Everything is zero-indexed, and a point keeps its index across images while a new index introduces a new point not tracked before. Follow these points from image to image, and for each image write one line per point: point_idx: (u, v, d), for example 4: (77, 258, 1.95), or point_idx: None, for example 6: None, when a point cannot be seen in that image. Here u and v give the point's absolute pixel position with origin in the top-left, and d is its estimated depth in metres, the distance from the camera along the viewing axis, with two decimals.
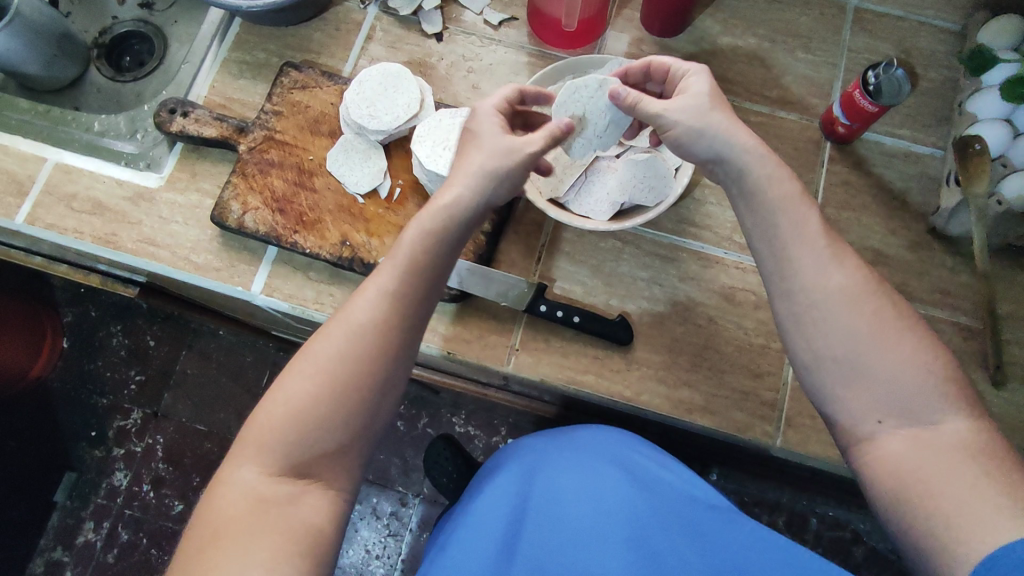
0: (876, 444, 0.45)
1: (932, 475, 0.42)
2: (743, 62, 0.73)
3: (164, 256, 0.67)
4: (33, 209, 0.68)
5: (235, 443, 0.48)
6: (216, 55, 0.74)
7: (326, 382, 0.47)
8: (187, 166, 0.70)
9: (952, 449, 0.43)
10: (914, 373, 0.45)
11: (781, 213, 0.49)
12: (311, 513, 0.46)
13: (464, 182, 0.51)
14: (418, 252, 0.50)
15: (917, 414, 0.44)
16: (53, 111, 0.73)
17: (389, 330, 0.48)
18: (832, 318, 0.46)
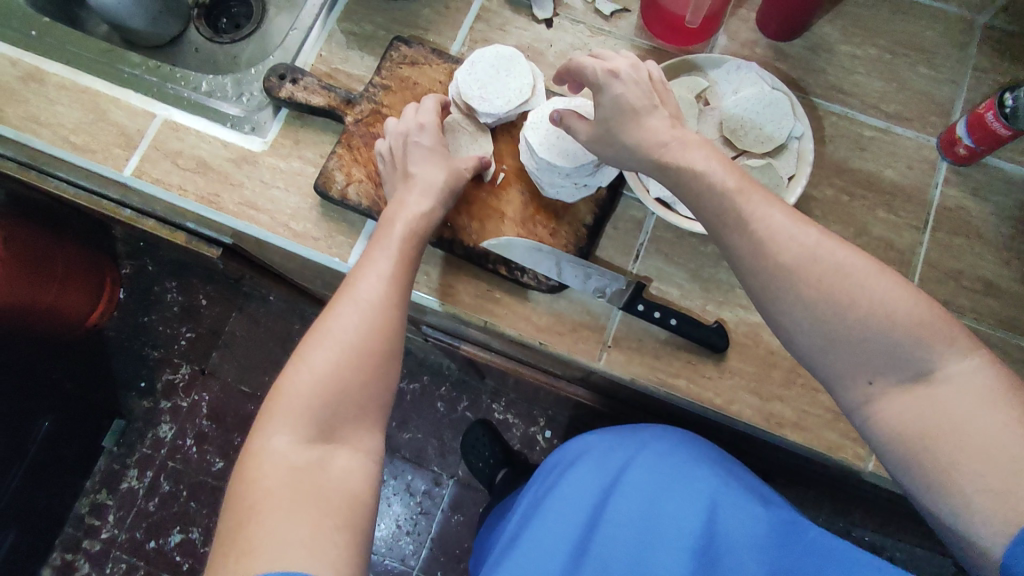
0: (876, 405, 0.45)
1: (941, 427, 0.42)
2: (860, 72, 0.71)
3: (263, 220, 0.67)
4: (140, 162, 0.69)
5: (260, 417, 0.51)
6: (324, 24, 0.74)
7: (344, 352, 0.52)
8: (290, 133, 0.70)
9: (959, 393, 0.43)
10: (892, 321, 0.44)
11: (718, 194, 0.50)
12: (344, 474, 0.49)
13: (424, 196, 0.60)
14: (408, 245, 0.58)
15: (903, 364, 0.44)
16: (164, 68, 0.74)
17: (396, 304, 0.55)
18: (790, 292, 0.46)
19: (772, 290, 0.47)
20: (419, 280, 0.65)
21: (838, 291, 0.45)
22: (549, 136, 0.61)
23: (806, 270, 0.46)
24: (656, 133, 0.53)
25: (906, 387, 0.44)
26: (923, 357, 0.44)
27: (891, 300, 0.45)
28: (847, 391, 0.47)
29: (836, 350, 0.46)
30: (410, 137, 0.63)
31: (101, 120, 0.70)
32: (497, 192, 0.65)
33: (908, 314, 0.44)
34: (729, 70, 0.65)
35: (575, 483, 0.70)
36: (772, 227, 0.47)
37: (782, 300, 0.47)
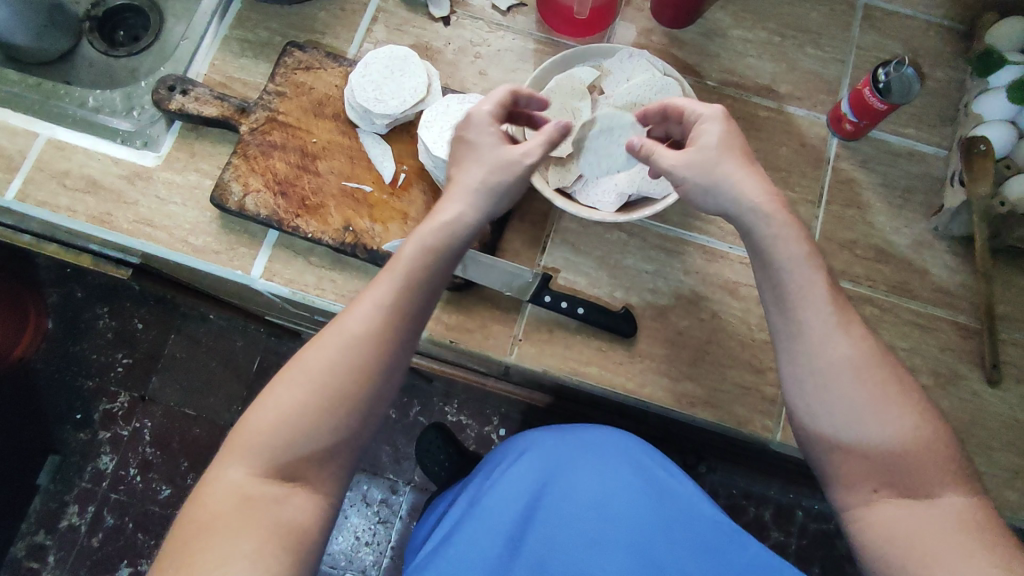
0: (871, 509, 0.50)
1: (929, 542, 0.47)
2: (752, 56, 0.73)
3: (161, 237, 0.65)
4: (23, 185, 0.66)
5: (225, 442, 0.50)
6: (217, 33, 0.72)
7: (318, 391, 0.50)
8: (185, 146, 0.68)
9: (941, 519, 0.47)
10: (906, 438, 0.50)
11: (791, 271, 0.52)
12: (297, 513, 0.48)
13: (460, 202, 0.53)
14: (419, 267, 0.52)
15: (912, 489, 0.49)
16: (47, 84, 0.71)
17: (382, 340, 0.51)
18: (841, 388, 0.50)
19: (812, 381, 0.51)
20: (325, 287, 0.64)
21: (860, 394, 0.50)
22: (442, 133, 0.62)
23: (862, 369, 0.50)
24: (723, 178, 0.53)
25: (896, 500, 0.49)
26: (922, 483, 0.49)
27: (915, 417, 0.50)
28: (847, 496, 0.51)
29: (850, 450, 0.51)
30: (467, 138, 0.55)
31: None
32: (399, 192, 0.65)
33: (916, 433, 0.50)
34: (623, 58, 0.66)
35: (510, 479, 0.65)
36: (801, 315, 0.52)
37: (813, 391, 0.51)
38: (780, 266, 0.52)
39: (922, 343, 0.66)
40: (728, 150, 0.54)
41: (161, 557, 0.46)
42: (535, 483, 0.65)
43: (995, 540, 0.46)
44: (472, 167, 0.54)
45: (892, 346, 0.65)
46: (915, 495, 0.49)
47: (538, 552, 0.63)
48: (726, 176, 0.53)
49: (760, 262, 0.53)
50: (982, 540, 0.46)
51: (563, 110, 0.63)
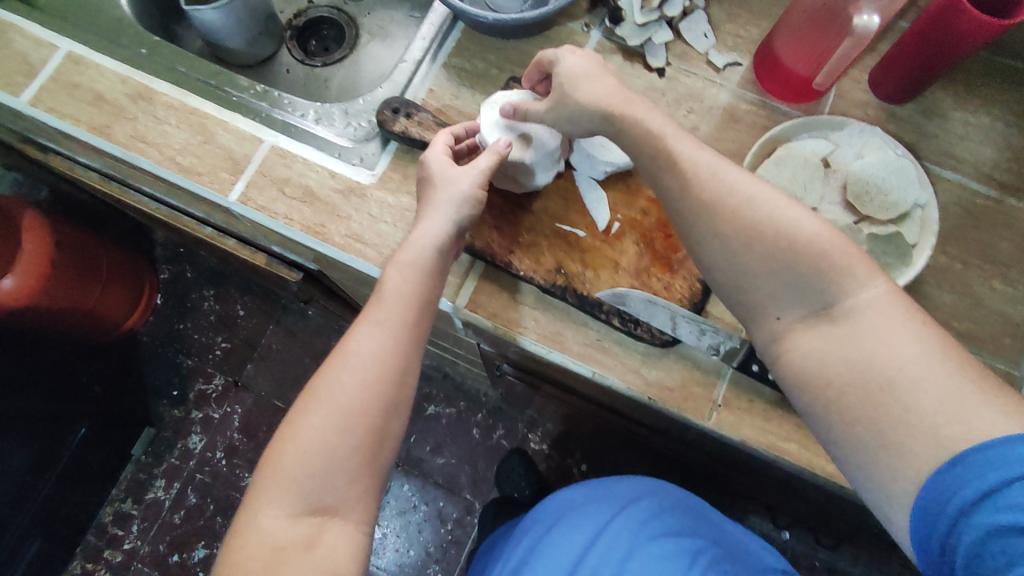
0: (789, 337, 0.51)
1: (905, 393, 0.44)
2: (973, 139, 0.71)
3: (370, 255, 0.66)
4: (246, 188, 0.68)
5: (256, 487, 0.54)
6: (434, 58, 0.74)
7: (333, 420, 0.53)
8: (400, 167, 0.69)
9: (919, 375, 0.44)
10: (819, 241, 0.49)
11: (715, 185, 0.52)
12: (335, 545, 0.52)
13: (444, 212, 0.59)
14: (403, 287, 0.57)
15: (871, 354, 0.46)
16: (271, 92, 0.73)
17: (385, 358, 0.55)
18: (718, 234, 0.52)
19: (705, 232, 0.52)
20: (527, 325, 0.64)
21: (765, 229, 0.50)
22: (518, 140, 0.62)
23: (752, 208, 0.51)
24: (597, 95, 0.57)
25: (814, 324, 0.49)
26: (829, 292, 0.49)
27: (807, 222, 0.50)
28: (763, 327, 0.52)
29: (771, 285, 0.50)
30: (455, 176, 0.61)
31: (208, 142, 0.70)
32: (612, 241, 0.64)
33: (817, 236, 0.49)
34: (852, 132, 0.65)
35: (577, 516, 0.75)
36: (693, 167, 0.53)
37: (713, 234, 0.52)
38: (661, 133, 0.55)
39: None
40: (590, 74, 0.59)
41: None
42: (597, 523, 0.73)
43: (942, 349, 0.45)
44: (443, 193, 0.60)
45: None
46: (823, 312, 0.49)
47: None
48: (579, 100, 0.58)
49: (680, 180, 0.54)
50: (938, 353, 0.45)
51: (794, 181, 0.63)
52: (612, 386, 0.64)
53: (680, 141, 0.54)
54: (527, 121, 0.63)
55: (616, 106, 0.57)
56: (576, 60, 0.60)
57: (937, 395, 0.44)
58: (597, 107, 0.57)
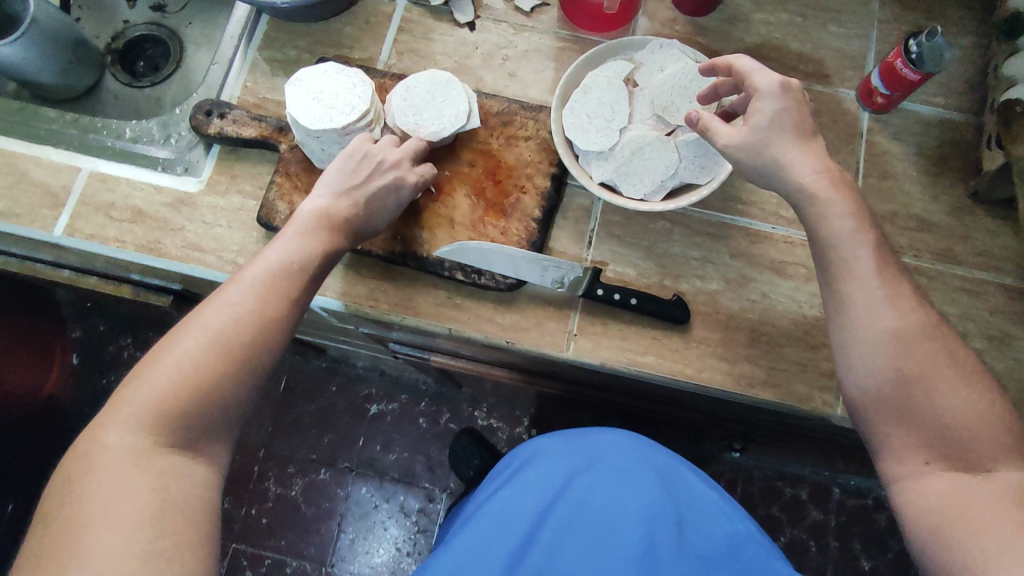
0: (928, 479, 0.49)
1: (974, 520, 0.46)
2: (776, 37, 0.73)
3: (210, 260, 0.66)
4: (71, 220, 0.67)
5: (104, 408, 0.48)
6: (245, 54, 0.73)
7: (205, 360, 0.48)
8: (226, 168, 0.68)
9: (993, 496, 0.47)
10: (976, 419, 0.49)
11: (852, 275, 0.52)
12: (190, 490, 0.47)
13: (355, 214, 0.58)
14: (303, 257, 0.54)
15: (956, 454, 0.49)
16: (82, 118, 0.73)
17: (268, 318, 0.51)
18: (910, 373, 0.50)
19: (878, 359, 0.51)
20: (379, 297, 0.65)
21: (878, 316, 0.51)
22: (323, 105, 0.62)
23: (898, 345, 0.50)
24: (807, 163, 0.54)
25: (935, 465, 0.49)
26: (980, 457, 0.48)
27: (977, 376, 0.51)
28: (900, 464, 0.51)
29: (906, 420, 0.50)
30: (383, 164, 0.59)
31: (22, 181, 0.67)
32: (444, 198, 0.65)
33: (970, 411, 0.49)
34: (654, 49, 0.66)
35: (534, 477, 0.68)
36: (844, 290, 0.52)
37: (865, 365, 0.51)
38: (813, 190, 0.54)
39: (973, 308, 0.66)
40: (789, 122, 0.54)
41: (44, 522, 0.45)
42: (569, 472, 0.69)
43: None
44: (355, 175, 0.58)
45: (945, 313, 0.66)
46: (966, 466, 0.48)
47: (546, 556, 0.64)
48: (780, 156, 0.54)
49: (828, 275, 0.53)
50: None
51: (601, 105, 0.64)
52: (471, 338, 0.65)
53: (829, 198, 0.53)
54: (346, 87, 0.62)
55: (821, 188, 0.53)
56: (763, 105, 0.55)
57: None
58: (788, 166, 0.54)
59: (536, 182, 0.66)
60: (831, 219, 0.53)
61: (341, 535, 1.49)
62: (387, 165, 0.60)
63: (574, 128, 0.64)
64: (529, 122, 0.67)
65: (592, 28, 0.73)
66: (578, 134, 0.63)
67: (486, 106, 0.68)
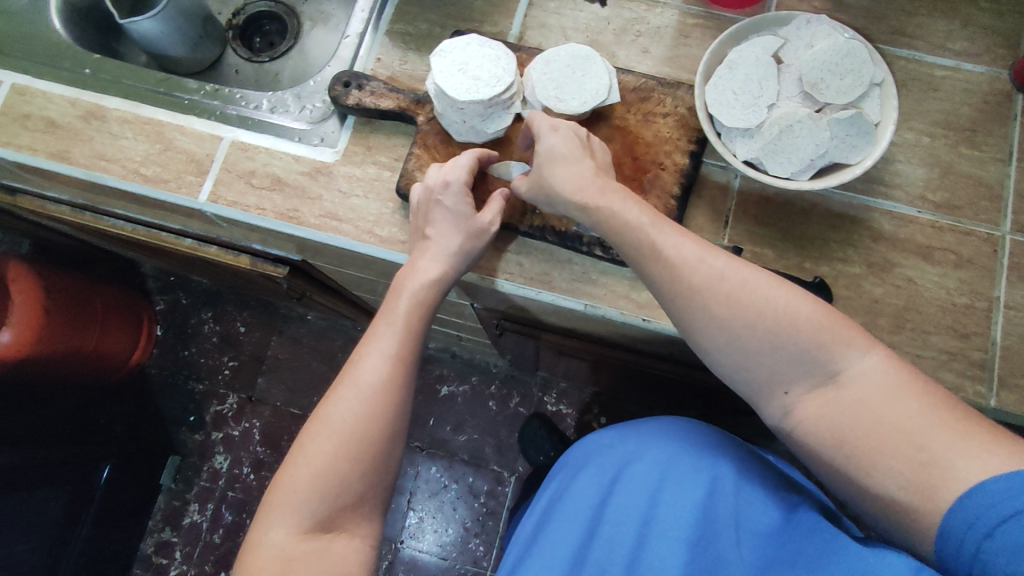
0: (801, 408, 0.51)
1: (927, 492, 0.44)
2: (922, 13, 0.70)
3: (347, 229, 0.67)
4: (214, 187, 0.69)
5: (263, 506, 0.56)
6: (376, 27, 0.73)
7: (345, 442, 0.56)
8: (361, 140, 0.69)
9: (921, 472, 0.45)
10: (782, 334, 0.50)
11: (747, 330, 0.51)
12: (341, 556, 0.55)
13: (432, 254, 0.61)
14: (411, 313, 0.61)
15: (869, 453, 0.47)
16: (222, 90, 0.74)
17: (391, 389, 0.58)
18: (739, 341, 0.52)
19: (685, 311, 0.54)
20: (513, 270, 0.65)
21: (781, 349, 0.51)
22: (466, 76, 0.62)
23: (700, 281, 0.53)
24: (631, 218, 0.56)
25: (823, 390, 0.50)
26: (830, 362, 0.49)
27: (762, 280, 0.52)
28: (773, 401, 0.53)
29: (724, 347, 0.53)
30: (439, 201, 0.61)
31: (169, 149, 0.70)
32: None
33: (804, 320, 0.50)
34: (800, 24, 0.64)
35: (583, 481, 0.71)
36: (649, 253, 0.55)
37: (696, 317, 0.53)
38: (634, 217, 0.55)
39: None
40: (584, 182, 0.57)
41: None
42: (613, 469, 0.70)
43: (964, 422, 0.45)
44: (424, 213, 0.62)
45: None
46: (828, 380, 0.50)
47: (603, 553, 0.64)
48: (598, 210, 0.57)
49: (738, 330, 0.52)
50: (958, 422, 0.45)
51: (748, 82, 0.62)
52: (606, 315, 0.64)
53: (674, 250, 0.54)
54: (489, 60, 0.63)
55: (644, 234, 0.55)
56: (562, 169, 0.58)
57: (964, 461, 0.43)
58: (621, 228, 0.56)
59: (675, 159, 0.65)
60: (714, 271, 0.53)
61: (410, 512, 1.51)
62: (440, 190, 0.61)
63: (718, 104, 0.62)
64: (667, 98, 0.66)
65: (726, 4, 0.72)
66: (723, 110, 0.62)
67: (623, 82, 0.67)
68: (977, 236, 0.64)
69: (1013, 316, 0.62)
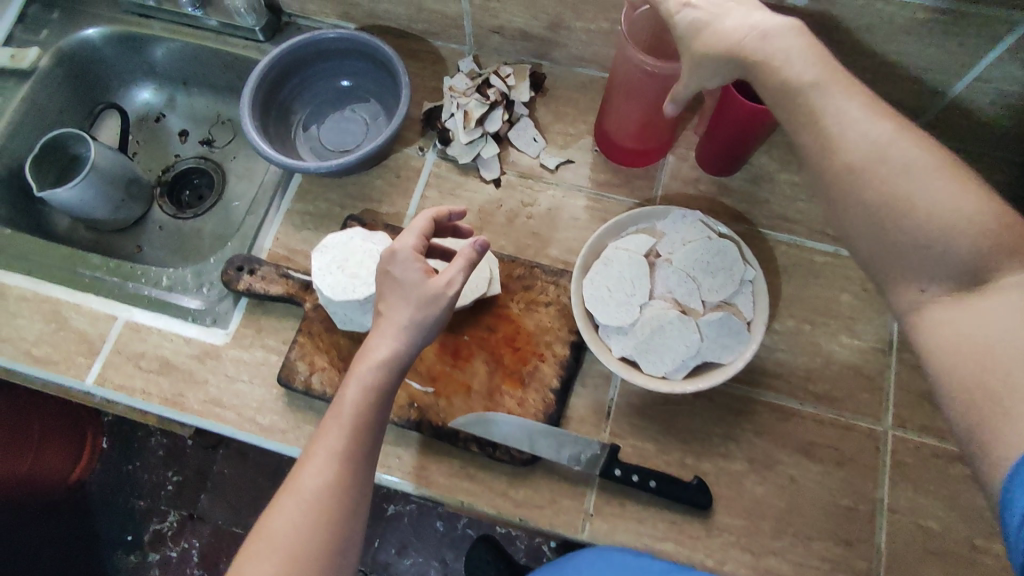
0: (925, 311, 0.44)
1: (1002, 371, 0.38)
2: (803, 199, 0.73)
3: (230, 416, 0.66)
4: (102, 369, 0.69)
5: None
6: (278, 206, 0.76)
7: (286, 565, 0.49)
8: (252, 322, 0.70)
9: (994, 346, 0.39)
10: (949, 210, 0.42)
11: (895, 184, 0.43)
12: None
13: (390, 331, 0.54)
14: (362, 409, 0.53)
15: (976, 348, 0.39)
16: (124, 265, 0.74)
17: (338, 495, 0.51)
18: (882, 190, 0.44)
19: (842, 189, 0.46)
20: (391, 464, 0.64)
21: (940, 209, 0.42)
22: (343, 273, 0.63)
23: (951, 218, 0.42)
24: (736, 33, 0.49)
25: (962, 299, 0.42)
26: (946, 226, 0.42)
27: (979, 208, 0.42)
28: (898, 299, 0.45)
29: (945, 297, 0.42)
30: (389, 271, 0.56)
31: (62, 328, 0.71)
32: (461, 364, 0.65)
33: (958, 205, 0.42)
34: (675, 218, 0.66)
35: None
36: (843, 126, 0.45)
37: (865, 217, 0.45)
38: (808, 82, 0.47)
39: None
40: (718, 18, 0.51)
41: None
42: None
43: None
44: (387, 282, 0.56)
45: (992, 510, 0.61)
46: (971, 286, 0.42)
47: None
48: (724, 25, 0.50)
49: (852, 178, 0.45)
50: None
51: (623, 280, 0.63)
52: (483, 512, 0.63)
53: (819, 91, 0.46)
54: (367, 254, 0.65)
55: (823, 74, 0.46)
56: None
57: None
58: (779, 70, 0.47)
59: (555, 350, 0.65)
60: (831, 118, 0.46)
61: None
62: (399, 257, 0.56)
63: (594, 300, 0.63)
64: (550, 286, 0.68)
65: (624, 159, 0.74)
66: (599, 307, 0.63)
67: (508, 270, 0.68)
68: (858, 432, 0.63)
69: (897, 521, 0.61)
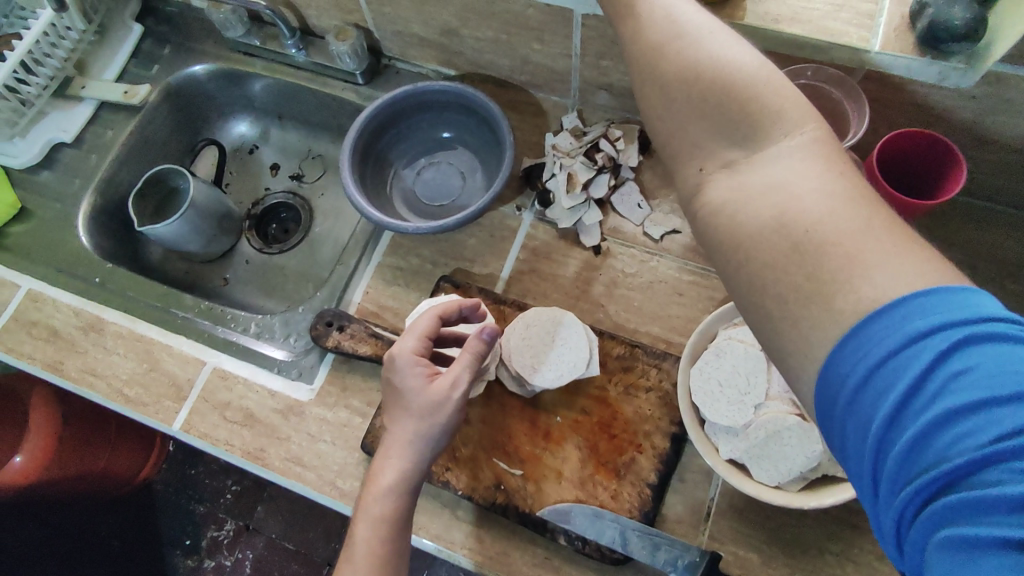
0: (706, 192, 0.41)
1: (837, 264, 0.34)
2: None
3: (310, 478, 0.65)
4: (189, 415, 0.69)
5: None
6: (370, 258, 0.74)
7: None
8: (338, 379, 0.69)
9: (759, 210, 0.37)
10: (718, 75, 0.40)
11: (704, 66, 0.41)
12: None
13: (398, 453, 0.54)
14: (377, 545, 0.52)
15: (772, 234, 0.36)
16: (215, 308, 0.75)
17: None
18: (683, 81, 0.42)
19: (649, 81, 0.44)
20: (472, 546, 0.61)
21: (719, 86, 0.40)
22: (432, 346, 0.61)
23: (754, 90, 0.39)
24: None
25: (739, 166, 0.40)
26: (734, 114, 0.40)
27: (788, 85, 0.40)
28: (683, 181, 0.43)
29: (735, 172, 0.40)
30: (392, 381, 0.56)
31: (154, 369, 0.71)
32: (551, 448, 0.62)
33: (744, 73, 0.40)
34: None
35: None
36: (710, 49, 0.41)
37: (652, 84, 0.43)
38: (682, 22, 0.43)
39: None
40: None
41: None
42: None
43: (904, 231, 0.34)
44: (393, 395, 0.56)
45: None
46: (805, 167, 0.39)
47: None
48: None
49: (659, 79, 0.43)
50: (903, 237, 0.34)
51: (736, 374, 0.58)
52: None
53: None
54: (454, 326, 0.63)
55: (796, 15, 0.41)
56: None
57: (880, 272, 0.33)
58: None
59: (654, 441, 0.61)
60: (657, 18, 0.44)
61: None
62: (400, 367, 0.56)
63: (702, 393, 0.58)
64: (651, 369, 0.63)
65: None
66: (707, 402, 0.58)
67: (605, 348, 0.65)
68: None
69: None
